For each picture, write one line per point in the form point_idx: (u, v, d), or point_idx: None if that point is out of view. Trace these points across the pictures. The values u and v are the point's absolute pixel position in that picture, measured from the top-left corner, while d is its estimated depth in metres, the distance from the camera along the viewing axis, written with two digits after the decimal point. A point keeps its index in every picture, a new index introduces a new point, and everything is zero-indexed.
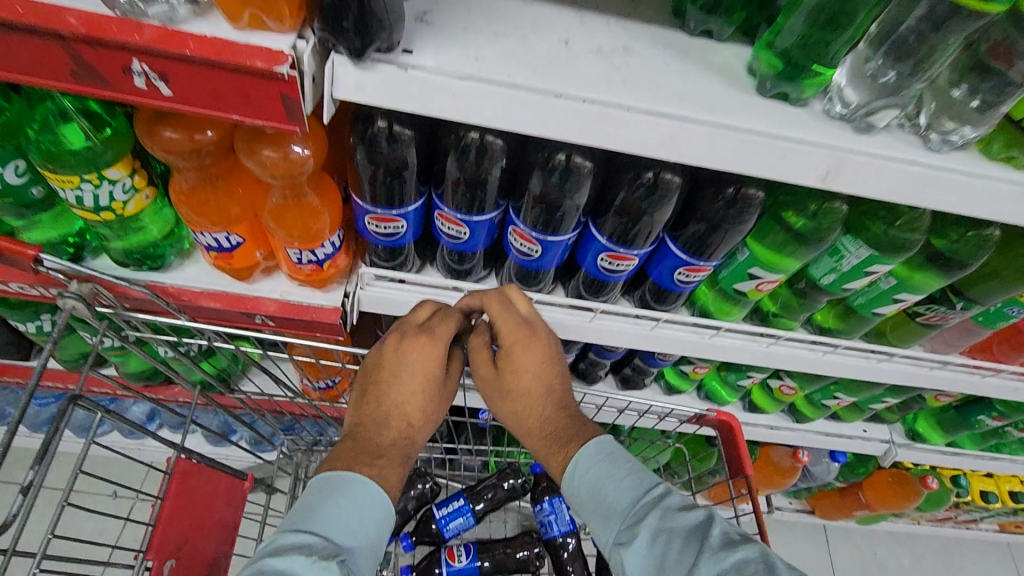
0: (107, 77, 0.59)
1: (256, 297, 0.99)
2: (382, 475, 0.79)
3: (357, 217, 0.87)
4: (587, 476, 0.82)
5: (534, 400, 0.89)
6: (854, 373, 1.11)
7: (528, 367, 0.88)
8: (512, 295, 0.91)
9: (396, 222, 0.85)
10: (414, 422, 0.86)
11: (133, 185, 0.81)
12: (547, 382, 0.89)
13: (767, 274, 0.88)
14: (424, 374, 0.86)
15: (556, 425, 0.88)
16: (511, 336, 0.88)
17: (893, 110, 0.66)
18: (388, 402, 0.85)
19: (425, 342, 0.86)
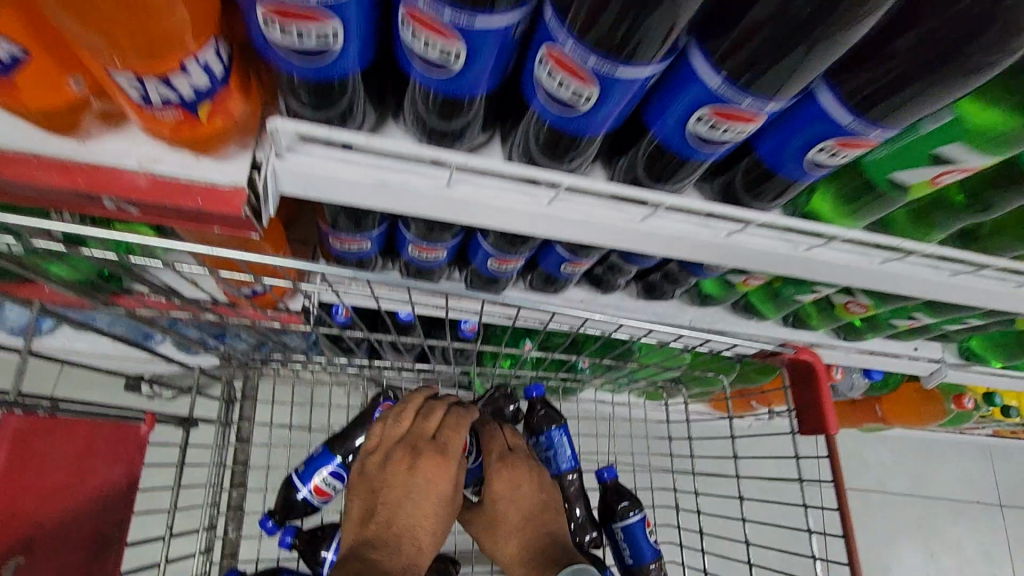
0: None
1: (96, 167, 0.57)
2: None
3: (251, 17, 0.45)
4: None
5: (523, 532, 0.93)
6: (979, 301, 0.83)
7: (513, 499, 0.94)
8: (498, 433, 1.01)
9: (325, 26, 0.44)
10: (420, 555, 0.80)
11: None
12: (534, 506, 0.94)
13: (966, 159, 0.53)
14: (437, 489, 0.84)
15: (541, 556, 0.88)
16: (498, 466, 0.95)
17: None
18: (392, 532, 0.80)
19: (436, 458, 0.85)
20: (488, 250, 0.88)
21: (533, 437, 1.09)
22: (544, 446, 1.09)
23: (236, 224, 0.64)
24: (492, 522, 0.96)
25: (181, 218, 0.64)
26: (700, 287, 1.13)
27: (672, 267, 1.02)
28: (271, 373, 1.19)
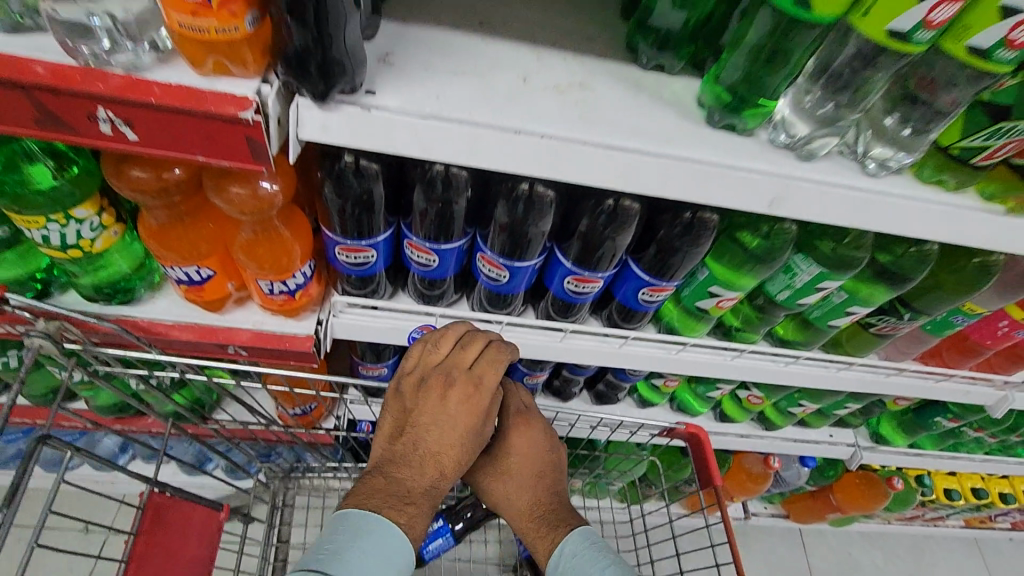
0: (72, 124, 0.57)
1: (229, 328, 0.98)
2: (410, 521, 0.72)
3: (328, 248, 0.88)
4: (568, 568, 0.79)
5: (535, 485, 0.90)
6: (818, 383, 1.14)
7: (523, 449, 0.91)
8: (518, 391, 0.97)
9: (366, 252, 0.86)
10: (442, 479, 0.75)
11: (102, 223, 0.82)
12: (540, 466, 0.92)
13: (726, 291, 0.92)
14: (467, 421, 0.76)
15: (549, 506, 0.89)
16: (515, 420, 0.93)
17: (833, 138, 0.70)
18: (414, 457, 0.75)
19: (469, 390, 0.77)
20: None
21: None
22: None
23: (305, 357, 1.01)
24: (498, 466, 0.91)
25: (273, 356, 1.03)
26: (639, 391, 1.47)
27: (609, 375, 1.37)
28: (306, 483, 1.49)
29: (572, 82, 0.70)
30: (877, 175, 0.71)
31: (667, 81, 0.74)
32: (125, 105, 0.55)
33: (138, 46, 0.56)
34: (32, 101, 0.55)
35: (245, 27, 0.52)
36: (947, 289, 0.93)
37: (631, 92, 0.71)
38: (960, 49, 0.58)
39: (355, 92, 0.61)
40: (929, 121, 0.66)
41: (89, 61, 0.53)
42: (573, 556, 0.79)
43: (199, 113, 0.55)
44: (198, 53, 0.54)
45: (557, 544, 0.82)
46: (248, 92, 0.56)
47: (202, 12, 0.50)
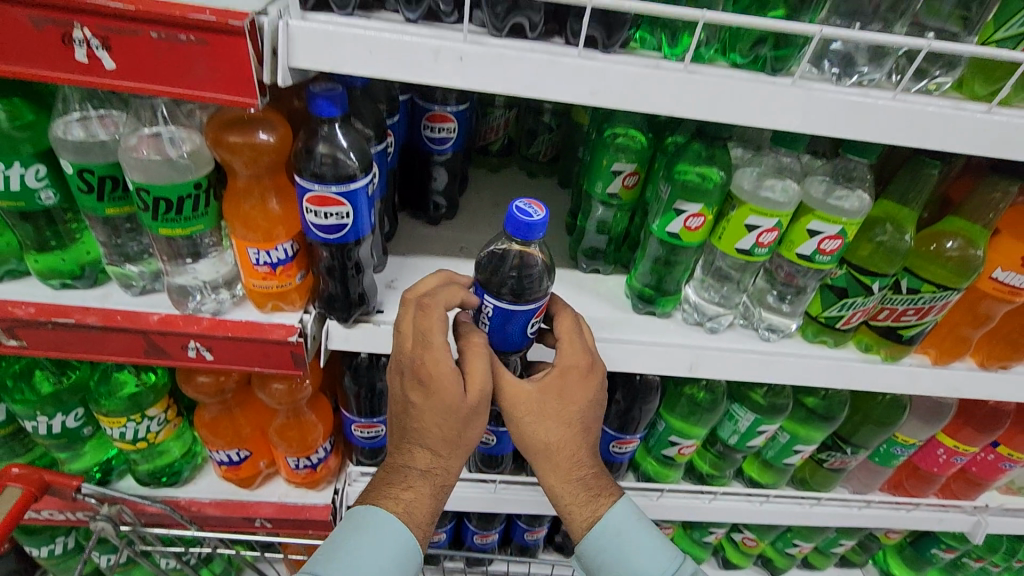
0: (168, 352, 0.79)
1: (257, 503, 1.11)
2: (407, 508, 0.69)
3: (346, 426, 1.06)
4: (609, 544, 0.74)
5: (579, 446, 0.71)
6: (796, 520, 1.20)
7: (577, 400, 0.71)
8: (570, 329, 0.74)
9: (377, 427, 1.04)
10: (435, 463, 0.69)
11: (166, 418, 1.02)
12: (589, 418, 0.72)
13: (684, 440, 1.06)
14: (437, 403, 0.66)
15: (591, 474, 0.73)
16: (574, 361, 0.72)
17: (730, 315, 0.92)
18: (402, 443, 0.70)
19: (418, 388, 0.66)
20: (474, 528, 1.31)
21: None
22: None
23: (322, 525, 1.13)
24: (541, 400, 0.70)
25: (294, 527, 1.14)
26: None
27: None
28: None
29: None
30: (772, 339, 0.91)
31: (603, 279, 0.99)
32: (209, 337, 0.78)
33: (222, 295, 0.81)
34: (145, 340, 0.78)
35: (295, 281, 0.77)
36: (874, 423, 1.09)
37: (574, 291, 0.95)
38: (793, 255, 0.81)
39: (369, 312, 0.83)
40: (795, 299, 0.90)
41: (189, 311, 0.78)
42: (616, 532, 0.74)
43: (259, 339, 0.78)
44: (262, 299, 0.79)
45: (595, 518, 0.74)
46: (294, 321, 0.79)
47: (269, 276, 0.74)
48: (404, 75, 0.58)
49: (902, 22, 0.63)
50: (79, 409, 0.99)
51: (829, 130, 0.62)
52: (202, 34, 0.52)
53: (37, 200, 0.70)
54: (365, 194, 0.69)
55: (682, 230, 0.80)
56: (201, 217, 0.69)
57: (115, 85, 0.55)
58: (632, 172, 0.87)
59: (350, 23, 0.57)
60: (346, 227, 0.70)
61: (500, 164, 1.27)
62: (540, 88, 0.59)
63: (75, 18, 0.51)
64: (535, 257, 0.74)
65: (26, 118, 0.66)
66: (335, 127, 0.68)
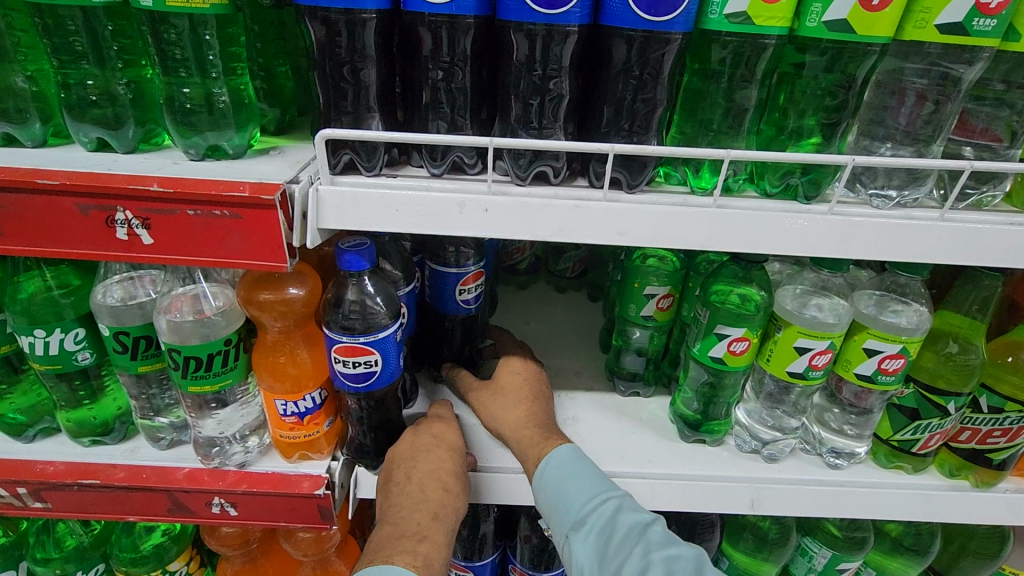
0: (192, 508, 0.76)
1: None
2: (427, 561, 0.63)
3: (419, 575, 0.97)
4: (548, 481, 0.69)
5: (520, 404, 0.79)
6: None
7: (509, 375, 0.83)
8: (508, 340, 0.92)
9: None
10: (449, 503, 0.68)
11: (188, 571, 0.96)
12: (527, 389, 0.82)
13: None
14: (446, 444, 0.74)
15: (534, 422, 0.77)
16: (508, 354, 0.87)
17: (790, 442, 0.84)
18: (411, 488, 0.69)
19: (439, 425, 0.77)
20: None
21: None
22: None
23: None
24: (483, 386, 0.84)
25: None
26: None
27: None
28: None
29: (567, 417, 0.89)
30: (841, 467, 0.82)
31: (644, 401, 0.93)
32: (233, 493, 0.74)
33: (250, 443, 0.78)
34: (169, 498, 0.75)
35: (323, 428, 0.74)
36: (974, 555, 0.95)
37: (615, 418, 0.89)
38: (851, 375, 0.75)
39: None
40: (863, 425, 0.82)
41: (216, 466, 0.75)
42: (557, 468, 0.70)
43: (286, 493, 0.73)
44: (289, 450, 0.75)
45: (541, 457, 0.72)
46: (321, 471, 0.75)
47: (296, 427, 0.72)
48: (430, 229, 0.57)
49: (939, 139, 0.60)
50: (100, 566, 0.94)
51: (876, 255, 0.59)
52: (236, 208, 0.54)
53: (74, 361, 0.71)
54: (395, 340, 0.68)
55: (727, 355, 0.76)
56: (231, 372, 0.69)
57: (153, 258, 0.56)
58: (666, 294, 0.85)
59: (376, 183, 0.58)
60: (375, 374, 0.68)
61: (529, 280, 1.26)
62: (567, 233, 0.58)
63: (120, 203, 0.54)
64: (468, 248, 0.83)
65: (72, 284, 0.69)
66: (363, 277, 0.68)
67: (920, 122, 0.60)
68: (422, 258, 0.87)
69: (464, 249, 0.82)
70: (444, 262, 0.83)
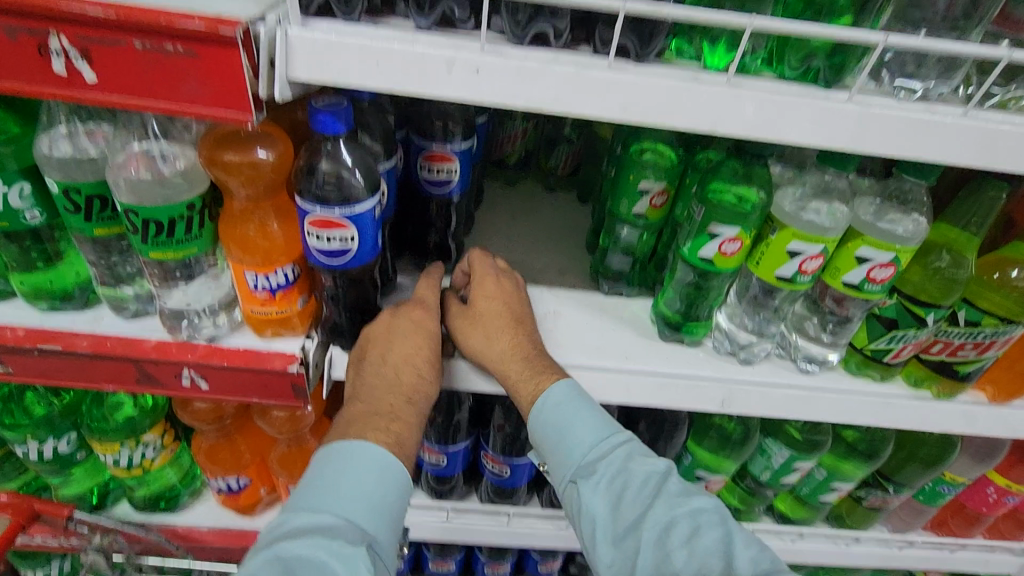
0: (161, 380, 0.74)
1: (257, 531, 1.06)
2: (398, 441, 0.65)
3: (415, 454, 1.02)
4: (548, 418, 0.72)
5: (511, 328, 0.75)
6: (827, 560, 1.14)
7: (495, 294, 0.76)
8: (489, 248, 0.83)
9: (438, 458, 0.99)
10: (421, 388, 0.69)
11: (163, 444, 0.97)
12: (516, 310, 0.76)
13: (711, 475, 1.00)
14: (425, 330, 0.71)
15: (531, 351, 0.74)
16: (490, 265, 0.79)
17: (767, 345, 0.86)
18: (385, 371, 0.69)
19: (418, 306, 0.74)
20: (484, 558, 1.24)
21: None
22: None
23: None
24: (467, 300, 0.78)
25: None
26: None
27: None
28: None
29: (548, 313, 0.89)
30: (812, 373, 0.84)
31: (626, 302, 0.92)
32: (204, 365, 0.73)
33: (220, 320, 0.75)
34: (136, 368, 0.73)
35: (297, 306, 0.72)
36: (921, 460, 1.01)
37: (595, 316, 0.89)
38: (839, 283, 0.74)
39: None
40: (837, 331, 0.83)
41: (184, 338, 0.73)
42: (558, 404, 0.72)
43: (257, 368, 0.72)
44: (260, 325, 0.73)
45: (538, 394, 0.72)
46: (294, 349, 0.73)
47: (268, 302, 0.69)
48: (414, 88, 0.52)
49: (977, 28, 0.55)
50: (72, 434, 0.94)
51: (889, 151, 0.56)
52: (191, 44, 0.47)
53: (21, 220, 0.66)
54: (372, 218, 0.64)
55: (716, 255, 0.74)
56: (195, 241, 0.65)
57: (98, 99, 0.50)
58: (661, 191, 0.81)
59: (354, 29, 0.51)
60: (350, 253, 0.64)
61: (517, 177, 1.21)
62: (565, 102, 0.53)
63: (53, 27, 0.47)
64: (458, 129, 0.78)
65: (10, 132, 0.62)
66: (339, 143, 0.63)
67: (961, 6, 0.54)
68: (405, 137, 0.81)
69: (454, 128, 0.77)
70: (431, 139, 0.77)
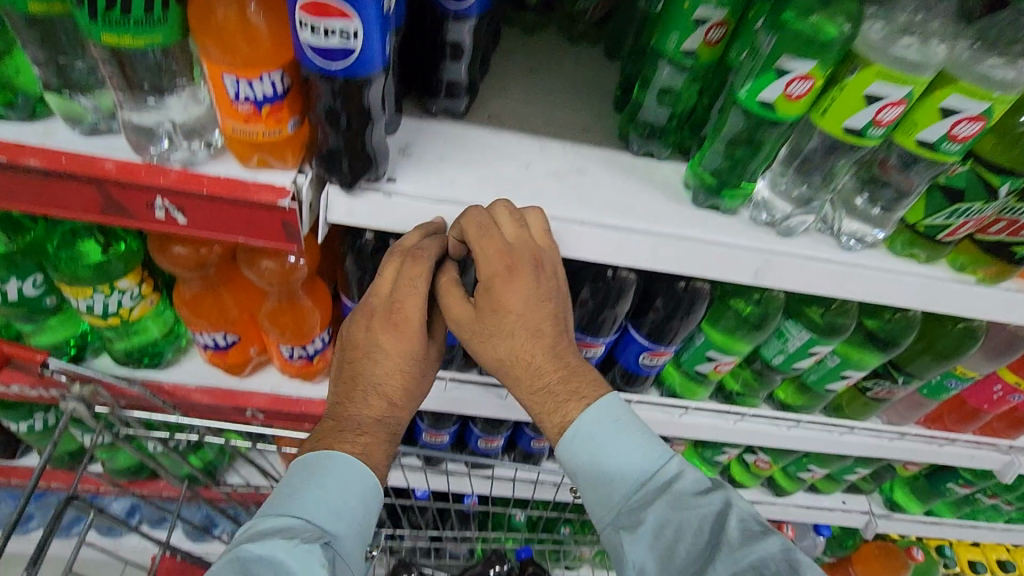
0: (131, 210, 0.65)
1: (247, 391, 1.02)
2: (365, 450, 0.74)
3: None
4: (581, 450, 0.73)
5: (529, 345, 0.71)
6: (819, 447, 1.15)
7: (511, 308, 0.69)
8: (500, 224, 0.69)
9: None
10: (392, 413, 0.75)
11: (140, 293, 0.90)
12: (534, 323, 0.70)
13: (722, 356, 0.96)
14: (402, 351, 0.73)
15: (552, 381, 0.72)
16: (499, 267, 0.69)
17: (809, 216, 0.78)
18: (358, 392, 0.74)
19: (392, 325, 0.73)
20: (478, 431, 1.24)
21: None
22: None
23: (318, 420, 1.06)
24: (476, 312, 0.72)
25: (280, 417, 1.07)
26: None
27: None
28: None
29: (570, 168, 0.79)
30: (854, 250, 0.77)
31: (656, 165, 0.82)
32: (180, 194, 0.63)
33: (194, 145, 0.64)
34: (100, 192, 0.63)
35: (287, 130, 0.61)
36: (937, 352, 0.98)
37: (623, 175, 0.80)
38: (912, 142, 0.65)
39: (378, 180, 0.70)
40: (894, 201, 0.74)
41: (152, 160, 0.62)
42: (589, 437, 0.73)
43: (242, 200, 0.63)
44: (245, 151, 0.63)
45: (565, 425, 0.73)
46: (285, 182, 0.64)
47: (253, 119, 0.59)
48: None
49: None
50: (38, 277, 0.85)
51: None
52: None
53: None
54: (379, 11, 0.52)
55: (780, 98, 0.64)
56: (159, 27, 0.53)
57: None
58: (720, 22, 0.69)
59: None
60: (353, 56, 0.54)
61: (536, 24, 1.05)
62: None
63: None
64: None
65: None
66: None
67: None
68: None
69: None
70: None
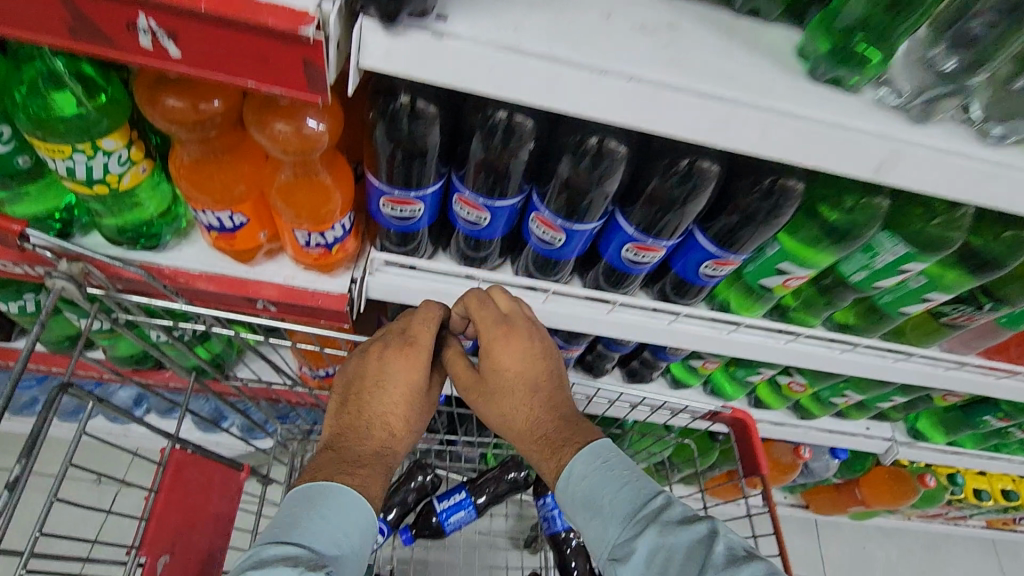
0: (108, 35, 0.50)
1: (257, 281, 0.92)
2: (364, 483, 0.74)
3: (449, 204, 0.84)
4: (574, 491, 0.73)
5: (524, 400, 0.80)
6: (871, 373, 1.07)
7: (511, 366, 0.80)
8: (500, 302, 0.83)
9: (481, 212, 0.82)
10: (391, 445, 0.80)
11: (130, 159, 0.75)
12: (530, 377, 0.80)
13: (797, 269, 0.86)
14: (407, 385, 0.80)
15: (548, 430, 0.79)
16: (498, 330, 0.80)
17: (952, 100, 0.63)
18: (360, 424, 0.79)
19: (403, 352, 0.81)
20: None
21: (539, 498, 1.34)
22: (548, 506, 1.33)
23: (337, 317, 0.95)
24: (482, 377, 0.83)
25: (295, 313, 0.96)
26: (673, 372, 1.40)
27: (646, 353, 1.30)
28: None
29: (660, 22, 0.62)
30: (999, 146, 0.63)
31: (764, 26, 0.66)
32: (171, 13, 0.48)
33: None
34: (64, 3, 0.48)
35: None
36: None
37: (725, 36, 0.63)
38: None
39: (424, 16, 0.54)
40: None
41: None
42: (582, 477, 0.73)
43: (249, 26, 0.49)
44: None
45: (560, 468, 0.76)
46: (307, 5, 0.49)
47: None
48: None
49: None
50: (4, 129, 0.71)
51: None
52: None
53: None
54: None
55: None
56: None
57: None
58: None
59: None
60: None
61: None
62: None
63: None
64: None
65: None
66: None
67: None
68: None
69: None
70: None
